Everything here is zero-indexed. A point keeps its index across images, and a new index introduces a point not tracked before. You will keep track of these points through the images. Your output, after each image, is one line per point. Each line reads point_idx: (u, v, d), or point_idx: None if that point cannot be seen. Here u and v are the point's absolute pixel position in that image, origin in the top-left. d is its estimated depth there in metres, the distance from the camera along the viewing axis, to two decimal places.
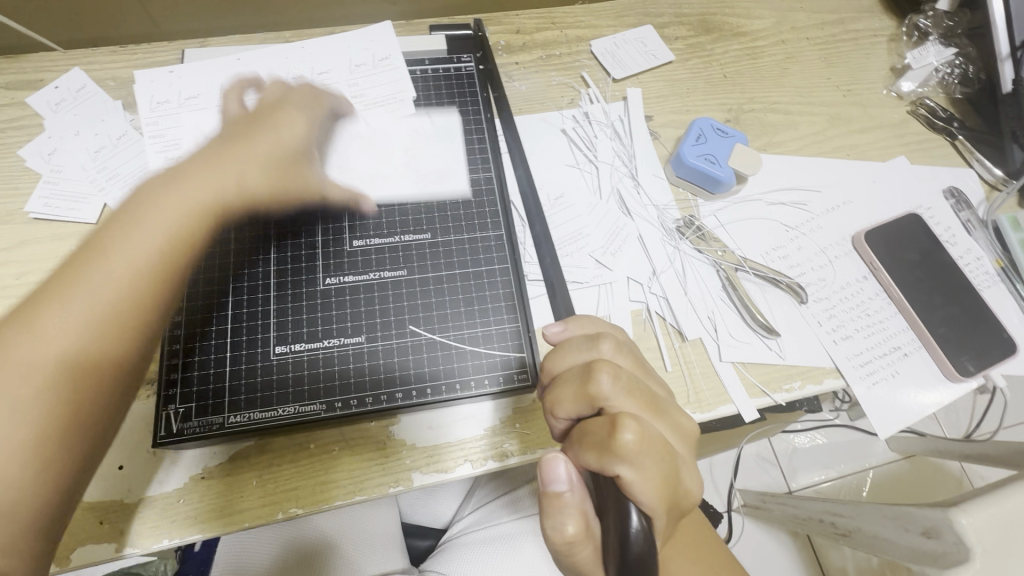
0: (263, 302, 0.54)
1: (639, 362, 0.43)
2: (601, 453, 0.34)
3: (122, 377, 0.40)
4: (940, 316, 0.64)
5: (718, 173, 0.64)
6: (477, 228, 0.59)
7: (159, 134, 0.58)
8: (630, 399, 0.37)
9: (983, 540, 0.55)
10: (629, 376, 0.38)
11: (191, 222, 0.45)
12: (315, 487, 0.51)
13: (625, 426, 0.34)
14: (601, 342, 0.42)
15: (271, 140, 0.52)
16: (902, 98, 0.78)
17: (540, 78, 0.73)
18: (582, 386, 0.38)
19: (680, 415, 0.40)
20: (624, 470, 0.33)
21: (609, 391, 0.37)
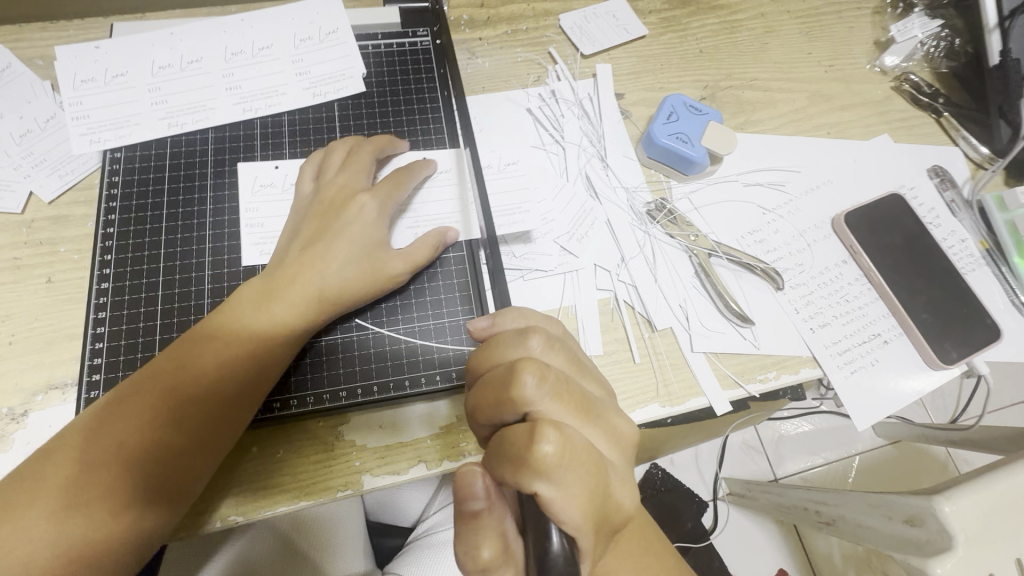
0: (197, 295, 0.52)
1: (574, 359, 0.39)
2: (519, 467, 0.31)
3: (177, 453, 0.42)
4: (923, 300, 0.61)
5: (690, 153, 0.61)
6: (430, 215, 0.56)
7: (83, 115, 0.55)
8: (557, 403, 0.34)
9: (966, 528, 0.53)
10: (556, 376, 0.35)
11: (258, 293, 0.48)
12: (259, 493, 0.48)
13: (545, 435, 0.31)
14: (530, 337, 0.38)
15: (370, 215, 0.51)
16: (886, 73, 0.74)
17: (504, 55, 0.68)
18: (505, 390, 0.34)
19: (615, 417, 0.37)
20: (542, 484, 0.30)
21: (532, 395, 0.34)
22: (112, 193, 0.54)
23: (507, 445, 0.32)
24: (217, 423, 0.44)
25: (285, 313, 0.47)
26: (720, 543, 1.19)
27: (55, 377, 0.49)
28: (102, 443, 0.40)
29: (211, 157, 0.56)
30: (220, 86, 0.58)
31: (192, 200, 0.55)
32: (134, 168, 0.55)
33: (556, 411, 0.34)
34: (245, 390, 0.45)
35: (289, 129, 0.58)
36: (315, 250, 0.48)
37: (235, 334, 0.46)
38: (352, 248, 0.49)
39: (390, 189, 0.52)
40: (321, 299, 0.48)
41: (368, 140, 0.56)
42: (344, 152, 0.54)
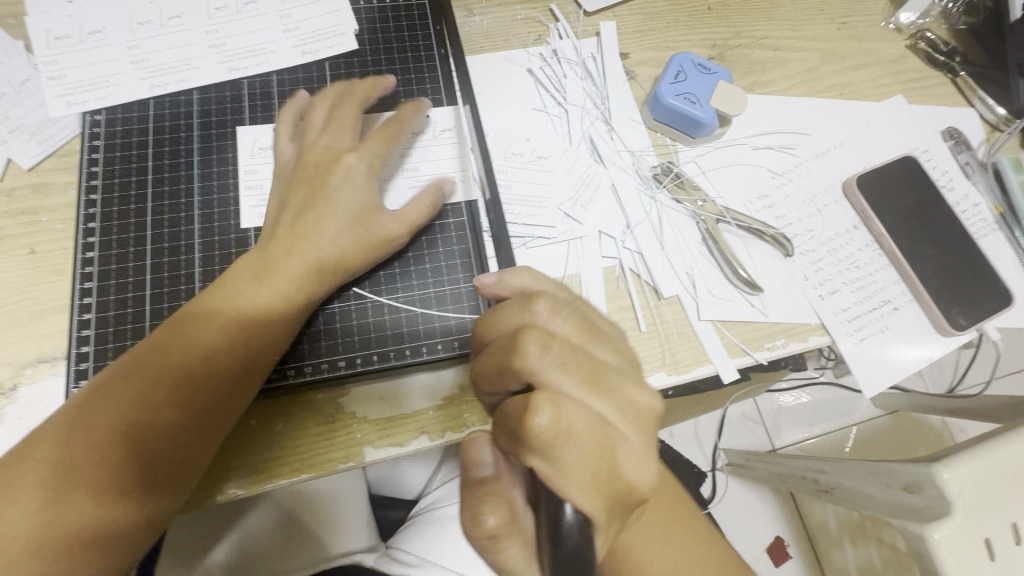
0: (186, 265, 0.50)
1: (586, 322, 0.38)
2: (518, 443, 0.32)
3: (174, 441, 0.40)
4: (935, 266, 0.59)
5: (699, 114, 0.58)
6: (427, 180, 0.54)
7: (59, 76, 0.52)
8: (560, 374, 0.33)
9: (964, 493, 0.53)
10: (560, 344, 0.34)
11: (259, 263, 0.45)
12: (259, 465, 0.47)
13: (539, 407, 0.31)
14: (531, 300, 0.37)
15: (359, 176, 0.48)
16: (901, 31, 0.71)
17: (503, 12, 0.65)
18: (506, 360, 0.34)
19: (634, 389, 0.36)
20: (538, 462, 0.31)
21: (534, 364, 0.33)
22: (93, 159, 0.52)
23: (506, 413, 0.33)
24: (226, 397, 0.42)
25: (277, 291, 0.45)
26: (720, 512, 1.20)
27: (43, 351, 0.47)
28: (86, 440, 0.38)
29: (197, 121, 0.54)
30: (203, 44, 0.55)
31: (179, 166, 0.53)
32: (115, 132, 0.52)
33: (559, 381, 0.33)
34: (238, 372, 0.43)
35: (279, 92, 0.55)
36: (306, 220, 0.46)
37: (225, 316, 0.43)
38: (344, 214, 0.47)
39: (379, 147, 0.50)
40: (323, 264, 0.46)
41: (353, 91, 0.52)
42: (326, 108, 0.51)
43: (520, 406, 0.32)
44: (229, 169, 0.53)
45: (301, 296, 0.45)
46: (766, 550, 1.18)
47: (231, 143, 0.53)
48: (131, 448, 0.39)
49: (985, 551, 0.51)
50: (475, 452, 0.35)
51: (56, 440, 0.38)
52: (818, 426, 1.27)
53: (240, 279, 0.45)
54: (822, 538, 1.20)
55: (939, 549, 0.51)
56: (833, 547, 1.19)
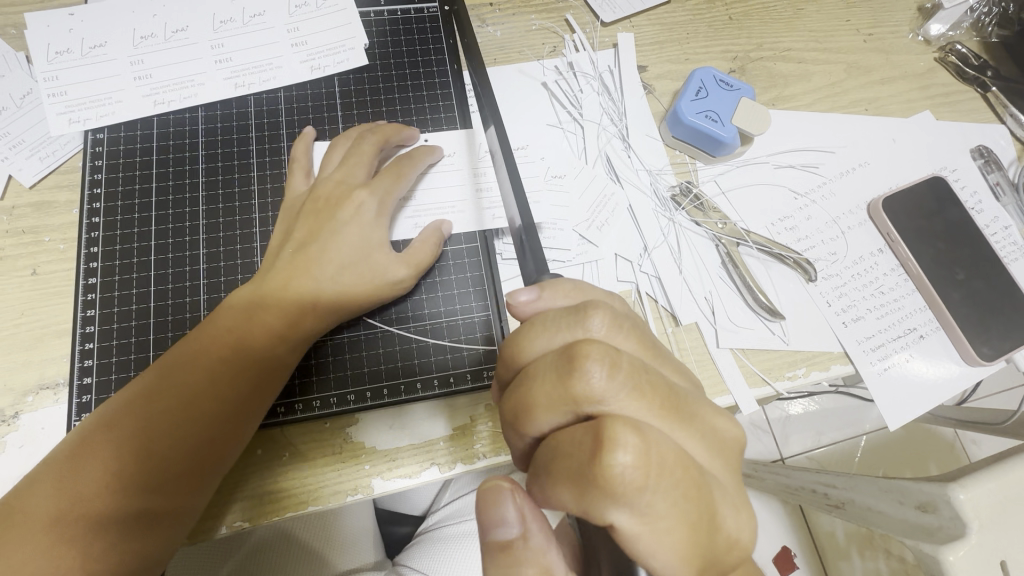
0: (191, 292, 0.48)
1: (641, 342, 0.35)
2: (590, 481, 0.28)
3: (176, 472, 0.40)
4: (962, 292, 0.57)
5: (721, 133, 0.56)
6: (439, 204, 0.53)
7: (60, 92, 0.50)
8: (631, 399, 0.30)
9: (980, 515, 0.51)
10: (629, 366, 0.30)
11: (277, 279, 0.45)
12: (265, 497, 0.46)
13: (619, 442, 0.27)
14: (585, 314, 0.33)
15: (367, 214, 0.47)
16: (930, 43, 0.68)
17: (518, 23, 0.62)
18: (565, 385, 0.30)
19: (713, 416, 0.33)
20: (618, 510, 0.27)
21: (600, 389, 0.30)
22: (95, 179, 0.50)
23: (569, 449, 0.29)
24: (233, 414, 0.42)
25: (283, 321, 0.44)
26: None
27: (45, 377, 0.46)
28: (91, 469, 0.38)
29: (202, 139, 0.52)
30: (209, 59, 0.53)
31: (184, 186, 0.51)
32: (118, 151, 0.51)
33: (631, 408, 0.30)
34: (243, 404, 0.42)
35: (286, 108, 0.54)
36: (310, 253, 0.45)
37: (231, 345, 0.43)
38: (349, 251, 0.46)
39: (390, 183, 0.48)
40: (341, 292, 0.45)
41: (372, 130, 0.50)
42: (344, 147, 0.50)
43: (589, 440, 0.28)
44: (236, 191, 0.51)
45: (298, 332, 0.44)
46: (774, 562, 1.17)
47: (237, 163, 0.52)
48: (135, 481, 0.39)
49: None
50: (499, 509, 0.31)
51: (79, 437, 0.39)
52: (827, 437, 1.25)
53: (246, 308, 0.44)
54: (830, 550, 1.18)
55: (953, 571, 0.50)
56: (841, 558, 1.18)
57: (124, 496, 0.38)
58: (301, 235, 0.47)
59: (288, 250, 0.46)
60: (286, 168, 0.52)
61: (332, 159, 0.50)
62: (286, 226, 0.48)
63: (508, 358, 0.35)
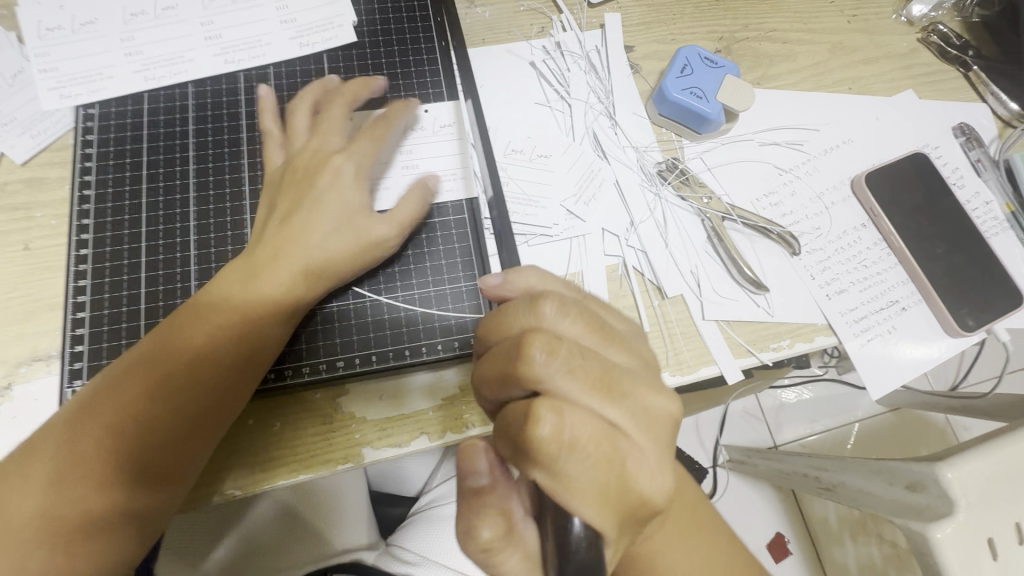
0: (182, 263, 0.49)
1: (595, 327, 0.35)
2: (522, 448, 0.29)
3: (174, 434, 0.40)
4: (944, 265, 0.58)
5: (705, 109, 0.57)
6: (421, 160, 0.54)
7: (51, 68, 0.51)
8: (568, 380, 0.31)
9: (969, 493, 0.52)
10: (568, 346, 0.31)
11: (272, 247, 0.45)
12: (256, 466, 0.46)
13: (544, 415, 0.29)
14: (537, 303, 0.35)
15: (346, 177, 0.47)
16: (913, 24, 0.69)
17: (505, 4, 0.63)
18: (511, 365, 0.31)
19: (649, 394, 0.33)
20: (543, 473, 0.29)
21: (540, 368, 0.30)
22: (87, 153, 0.51)
23: (509, 421, 0.31)
24: (227, 381, 0.42)
25: (280, 289, 0.44)
26: (720, 508, 1.20)
27: (38, 349, 0.47)
28: (87, 436, 0.39)
29: (193, 115, 0.53)
30: (198, 36, 0.53)
31: (174, 161, 0.52)
32: (109, 126, 0.52)
33: (567, 387, 0.30)
34: (240, 372, 0.43)
35: (275, 85, 0.54)
36: (292, 224, 0.45)
37: (226, 315, 0.43)
38: (331, 216, 0.46)
39: (366, 147, 0.49)
40: (323, 263, 0.45)
41: (342, 96, 0.51)
42: (309, 113, 0.51)
43: (522, 415, 0.30)
44: (227, 165, 0.52)
45: (289, 301, 0.45)
46: (767, 546, 1.18)
47: (228, 138, 0.52)
48: (130, 447, 0.39)
49: (990, 552, 0.50)
50: (472, 458, 0.32)
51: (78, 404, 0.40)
52: (819, 423, 1.26)
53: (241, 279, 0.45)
54: (823, 534, 1.19)
55: (942, 548, 0.50)
56: (833, 543, 1.19)
57: (119, 456, 0.39)
58: (278, 206, 0.47)
59: (272, 223, 0.46)
60: None
61: (301, 128, 0.50)
62: (267, 200, 0.48)
63: (481, 332, 0.37)
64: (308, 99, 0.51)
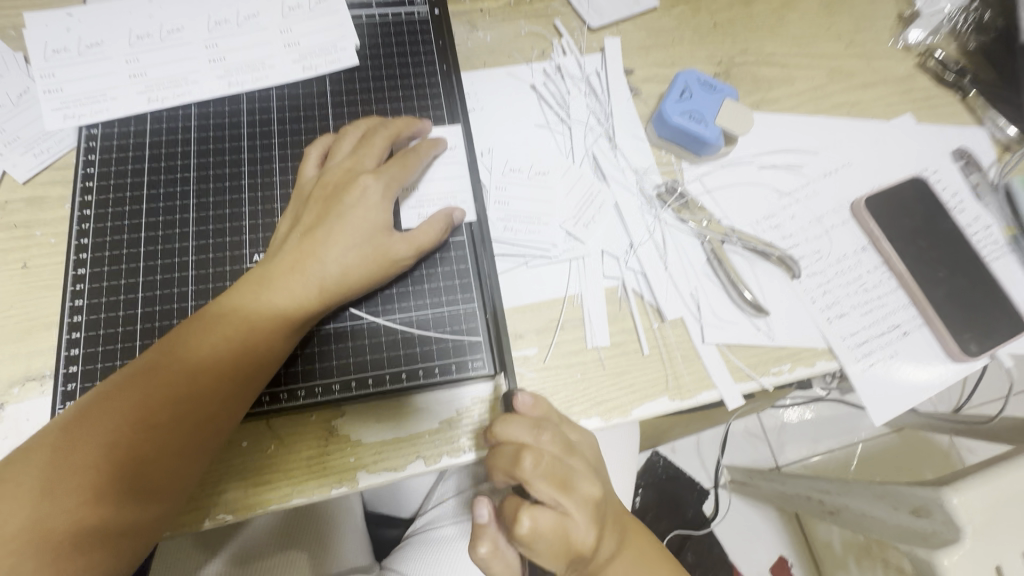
0: (180, 283, 0.49)
1: (567, 444, 0.42)
2: (508, 532, 0.39)
3: (171, 452, 0.40)
4: (945, 290, 0.58)
5: (704, 132, 0.57)
6: (430, 198, 0.54)
7: (57, 88, 0.52)
8: (546, 485, 0.39)
9: (974, 518, 0.50)
10: (549, 459, 0.40)
11: (286, 264, 0.45)
12: (250, 490, 0.46)
13: (523, 518, 0.38)
14: (538, 428, 0.41)
15: (373, 196, 0.47)
16: (910, 49, 0.70)
17: (506, 27, 0.64)
18: (506, 469, 0.40)
19: (595, 487, 0.41)
20: (520, 547, 0.39)
21: (528, 475, 0.39)
22: (89, 172, 0.51)
23: (502, 510, 0.40)
24: (230, 398, 0.42)
25: (285, 307, 0.44)
26: (721, 531, 1.18)
27: (33, 369, 0.46)
28: (83, 447, 0.38)
29: (195, 135, 0.53)
30: (203, 58, 0.54)
31: (175, 180, 0.52)
32: (111, 145, 0.52)
33: (545, 493, 0.39)
34: (242, 387, 0.42)
35: (278, 106, 0.55)
36: (315, 236, 0.46)
37: (229, 327, 0.43)
38: (355, 232, 0.46)
39: (397, 170, 0.49)
40: (325, 286, 0.45)
41: (386, 124, 0.52)
42: (356, 137, 0.52)
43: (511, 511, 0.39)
44: (227, 186, 0.52)
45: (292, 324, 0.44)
46: (770, 571, 1.16)
47: (229, 159, 0.53)
48: (126, 459, 0.38)
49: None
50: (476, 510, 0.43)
51: (75, 416, 0.39)
52: (823, 445, 1.25)
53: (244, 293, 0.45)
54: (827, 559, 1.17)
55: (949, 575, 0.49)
56: None
57: (111, 474, 0.38)
58: (306, 224, 0.47)
59: (300, 238, 0.46)
60: (277, 162, 0.53)
61: (342, 152, 0.51)
62: (297, 216, 0.48)
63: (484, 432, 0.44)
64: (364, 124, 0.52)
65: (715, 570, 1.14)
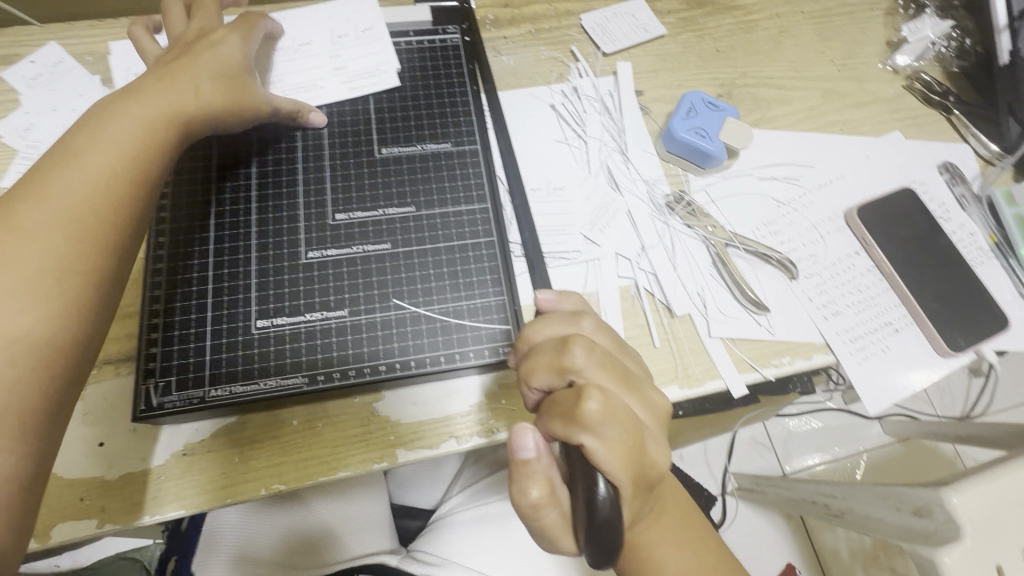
0: (244, 276, 0.53)
1: (617, 341, 0.42)
2: (567, 422, 0.34)
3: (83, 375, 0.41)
4: (933, 291, 0.63)
5: (709, 147, 0.63)
6: (465, 208, 0.59)
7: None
8: (603, 373, 0.37)
9: (974, 518, 0.54)
10: (604, 350, 0.38)
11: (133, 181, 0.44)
12: (300, 463, 0.51)
13: (591, 394, 0.33)
14: (576, 317, 0.41)
15: (226, 58, 0.52)
16: (898, 72, 0.76)
17: (528, 53, 0.71)
18: (557, 356, 0.37)
19: (655, 393, 0.39)
20: (588, 440, 0.33)
21: (581, 365, 0.36)
22: (163, 178, 0.56)
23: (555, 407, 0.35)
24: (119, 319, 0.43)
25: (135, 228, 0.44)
26: (729, 537, 1.20)
27: (111, 353, 0.53)
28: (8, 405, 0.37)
29: (255, 144, 0.59)
30: (262, 80, 0.61)
31: (240, 187, 0.57)
32: (182, 155, 0.57)
33: (602, 379, 0.36)
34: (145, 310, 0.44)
35: (331, 128, 0.61)
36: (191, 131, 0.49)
37: (54, 213, 0.41)
38: (214, 101, 0.50)
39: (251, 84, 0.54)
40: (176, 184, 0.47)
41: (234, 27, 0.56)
42: (185, 16, 0.56)
43: (570, 396, 0.34)
44: (282, 191, 0.57)
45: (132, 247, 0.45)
46: None
47: (285, 167, 0.58)
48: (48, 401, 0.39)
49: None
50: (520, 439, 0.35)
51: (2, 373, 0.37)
52: (828, 452, 1.28)
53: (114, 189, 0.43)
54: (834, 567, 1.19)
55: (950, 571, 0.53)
56: None
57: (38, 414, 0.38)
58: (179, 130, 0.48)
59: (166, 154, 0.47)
60: (327, 171, 0.59)
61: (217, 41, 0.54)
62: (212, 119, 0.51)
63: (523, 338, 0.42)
64: (242, 35, 0.55)
65: None
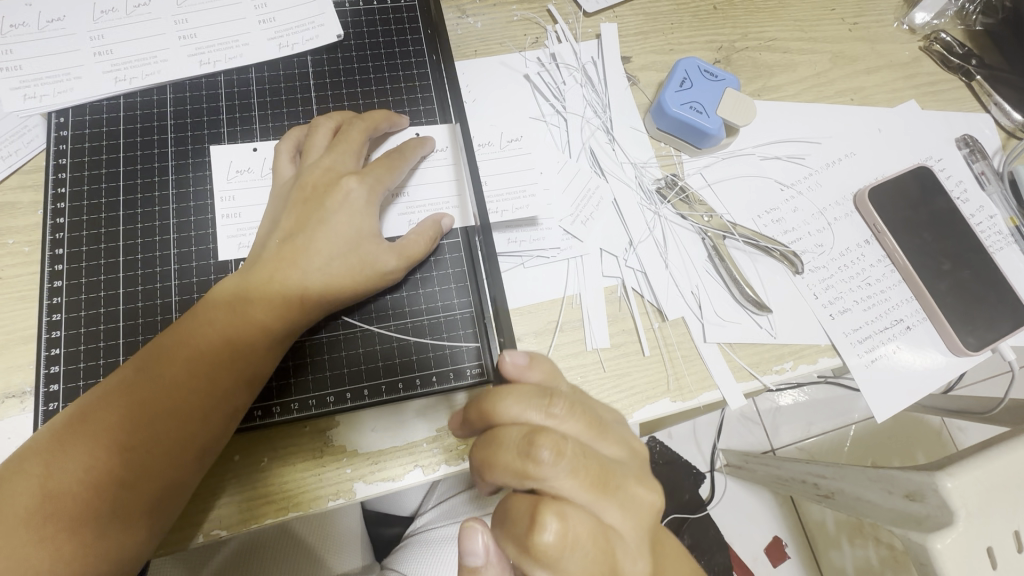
0: (162, 294, 0.47)
1: (595, 419, 0.34)
2: (521, 547, 0.29)
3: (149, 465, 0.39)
4: (948, 283, 0.57)
5: (705, 125, 0.55)
6: (421, 202, 0.51)
7: (14, 66, 0.49)
8: (572, 481, 0.30)
9: (967, 503, 0.49)
10: (576, 447, 0.31)
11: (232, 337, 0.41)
12: (245, 504, 0.45)
13: (547, 522, 0.28)
14: (548, 399, 0.33)
15: (357, 202, 0.45)
16: (915, 32, 0.68)
17: (498, 13, 0.61)
18: (515, 463, 0.30)
19: (641, 485, 0.33)
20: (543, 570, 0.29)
21: (545, 475, 0.30)
22: (60, 178, 0.49)
23: (509, 521, 0.30)
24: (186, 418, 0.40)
25: (230, 336, 0.41)
26: (717, 513, 1.18)
27: (10, 385, 0.44)
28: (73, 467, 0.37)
29: (171, 122, 0.51)
30: (173, 35, 0.51)
31: (152, 183, 0.49)
32: (83, 147, 0.49)
33: (570, 488, 0.30)
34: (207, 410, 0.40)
35: (257, 87, 0.53)
36: (295, 244, 0.43)
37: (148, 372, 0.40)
38: (336, 241, 0.44)
39: (381, 173, 0.47)
40: (301, 301, 0.43)
41: (361, 117, 0.50)
42: (329, 131, 0.49)
43: (525, 517, 0.29)
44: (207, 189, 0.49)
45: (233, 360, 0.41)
46: (765, 550, 1.17)
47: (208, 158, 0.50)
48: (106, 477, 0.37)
49: (988, 561, 0.48)
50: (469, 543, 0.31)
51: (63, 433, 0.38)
52: (816, 427, 1.25)
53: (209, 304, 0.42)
54: (820, 538, 1.18)
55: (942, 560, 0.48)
56: (830, 545, 1.18)
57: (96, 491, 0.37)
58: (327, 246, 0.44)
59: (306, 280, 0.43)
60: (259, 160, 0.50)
61: (313, 156, 0.47)
62: (285, 219, 0.45)
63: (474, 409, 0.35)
64: (379, 121, 0.50)
65: (711, 552, 1.16)
